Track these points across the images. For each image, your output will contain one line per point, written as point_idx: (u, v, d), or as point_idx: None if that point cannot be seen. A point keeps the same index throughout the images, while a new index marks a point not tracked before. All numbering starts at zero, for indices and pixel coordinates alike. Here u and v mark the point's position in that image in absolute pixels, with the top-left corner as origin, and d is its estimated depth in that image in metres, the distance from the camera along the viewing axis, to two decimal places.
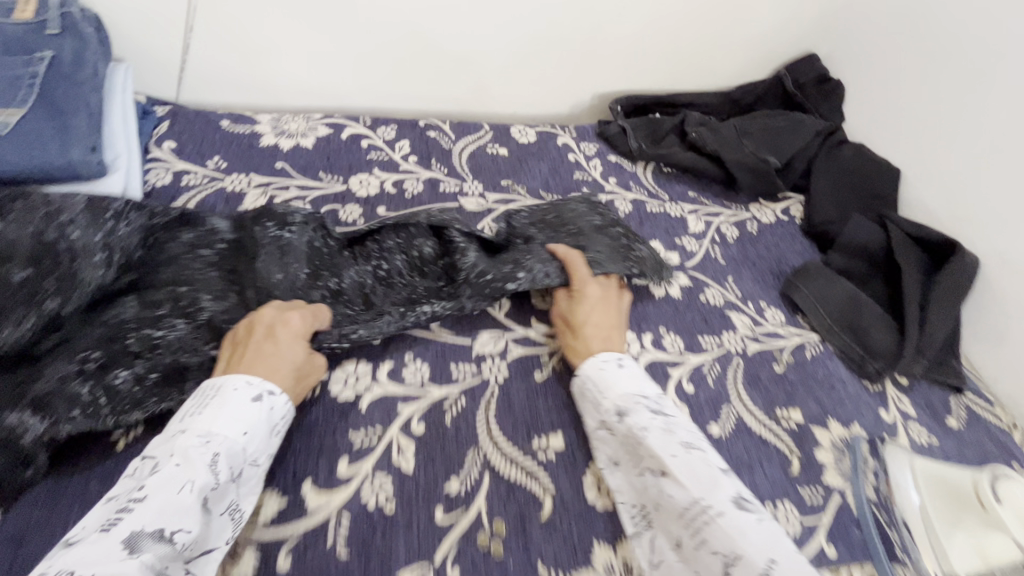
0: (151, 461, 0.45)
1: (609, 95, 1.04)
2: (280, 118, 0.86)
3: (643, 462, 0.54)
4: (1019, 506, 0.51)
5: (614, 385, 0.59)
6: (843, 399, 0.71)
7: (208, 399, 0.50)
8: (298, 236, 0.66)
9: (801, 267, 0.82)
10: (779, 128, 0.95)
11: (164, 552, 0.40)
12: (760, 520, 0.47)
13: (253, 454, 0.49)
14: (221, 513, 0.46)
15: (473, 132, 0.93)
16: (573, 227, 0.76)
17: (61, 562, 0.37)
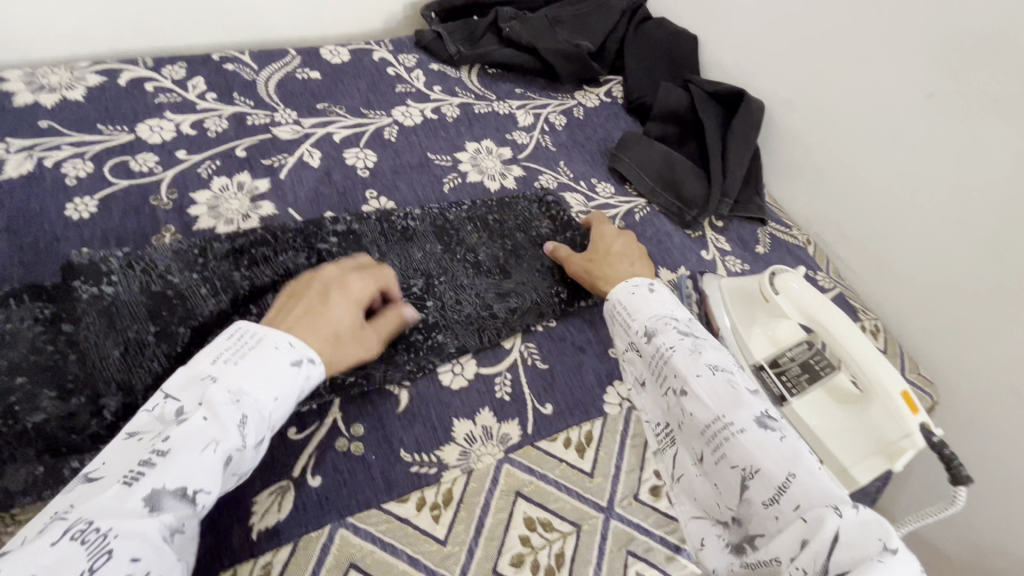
0: (176, 406, 0.40)
1: (421, 2, 1.00)
2: (36, 72, 0.74)
3: (667, 378, 0.53)
4: (791, 293, 0.60)
5: (644, 306, 0.58)
6: (669, 248, 0.78)
7: (246, 347, 0.44)
8: (124, 290, 0.54)
9: (622, 141, 0.88)
10: (588, 12, 0.98)
11: (183, 513, 0.36)
12: (782, 437, 0.44)
13: (276, 421, 0.43)
14: (234, 475, 0.41)
15: (278, 59, 0.86)
16: (507, 241, 0.72)
17: (81, 506, 0.33)
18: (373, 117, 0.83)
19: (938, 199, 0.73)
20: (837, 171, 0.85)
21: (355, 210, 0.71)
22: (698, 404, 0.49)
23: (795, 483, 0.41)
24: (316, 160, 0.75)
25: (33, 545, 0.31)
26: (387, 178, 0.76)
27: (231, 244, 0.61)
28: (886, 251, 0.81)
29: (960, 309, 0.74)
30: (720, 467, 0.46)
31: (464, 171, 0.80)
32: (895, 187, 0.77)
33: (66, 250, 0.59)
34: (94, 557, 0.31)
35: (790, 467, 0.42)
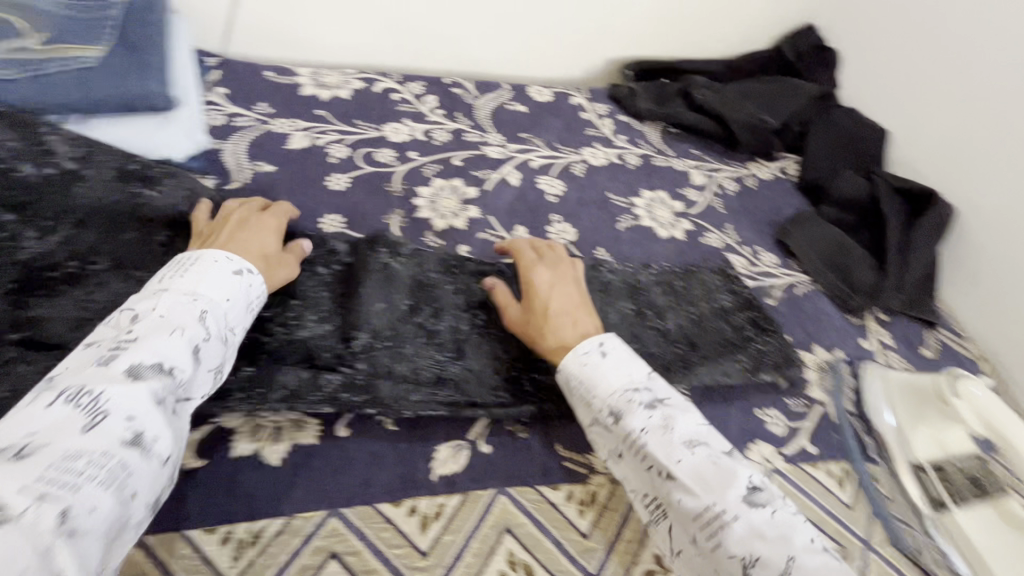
0: (130, 312, 0.47)
1: (620, 60, 1.11)
2: (318, 72, 0.93)
3: (647, 459, 0.51)
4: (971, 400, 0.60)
5: (598, 377, 0.56)
6: (827, 328, 0.79)
7: (186, 264, 0.51)
8: (405, 267, 0.65)
9: (794, 216, 0.91)
10: (778, 93, 1.03)
11: (162, 381, 0.43)
12: (771, 513, 0.47)
13: (232, 320, 0.51)
14: (207, 369, 0.47)
15: (494, 90, 1.00)
16: (697, 311, 0.73)
17: (67, 376, 0.41)
18: (565, 152, 0.93)
19: None
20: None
21: (542, 228, 0.80)
22: (686, 493, 0.49)
23: (794, 567, 0.44)
24: (515, 180, 0.85)
25: (32, 407, 0.38)
26: (571, 207, 0.85)
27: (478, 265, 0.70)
28: None
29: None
30: (714, 555, 0.46)
31: (639, 214, 0.87)
32: None
33: (322, 213, 0.73)
34: (92, 415, 0.39)
35: (790, 550, 0.44)
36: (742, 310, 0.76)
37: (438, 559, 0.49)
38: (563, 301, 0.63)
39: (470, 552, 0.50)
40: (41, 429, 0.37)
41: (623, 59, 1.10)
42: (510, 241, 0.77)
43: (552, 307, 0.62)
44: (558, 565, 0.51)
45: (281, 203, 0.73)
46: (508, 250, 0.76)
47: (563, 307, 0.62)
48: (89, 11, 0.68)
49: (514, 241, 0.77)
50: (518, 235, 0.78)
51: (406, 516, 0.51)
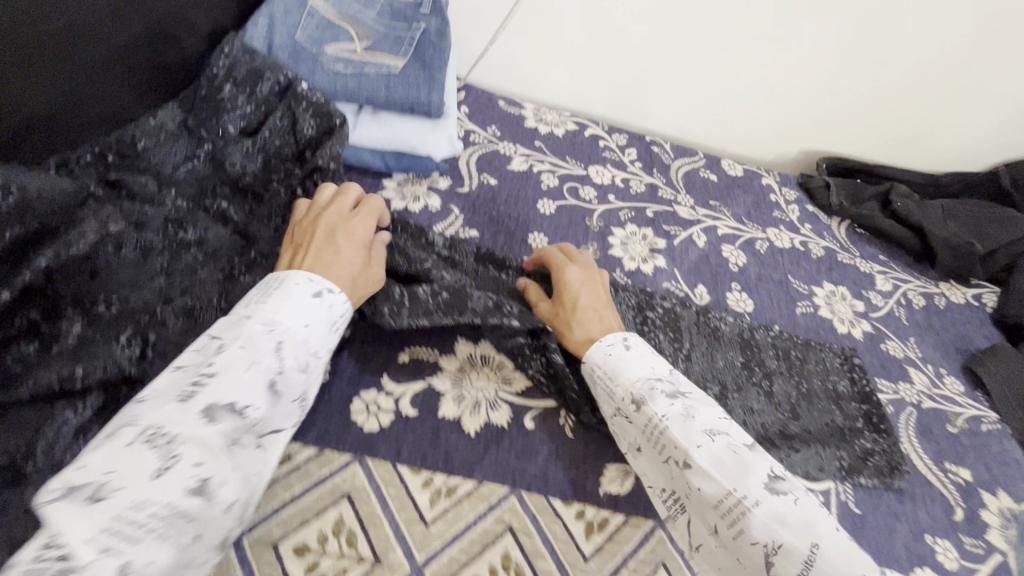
0: (217, 341, 0.49)
1: (815, 152, 1.13)
2: (539, 109, 1.05)
3: (666, 448, 0.53)
4: None
5: (625, 368, 0.58)
6: (1014, 477, 0.73)
7: (272, 289, 0.54)
8: None
9: (990, 349, 0.85)
10: (988, 219, 0.98)
11: (234, 423, 0.45)
12: (794, 500, 0.49)
13: (313, 346, 0.53)
14: (291, 400, 0.50)
15: (689, 155, 1.06)
16: (806, 386, 0.74)
17: (148, 416, 0.43)
18: (752, 228, 0.95)
19: None
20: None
21: (721, 292, 0.83)
22: (706, 479, 0.51)
23: (819, 554, 0.46)
24: (701, 242, 0.89)
25: (113, 446, 0.41)
26: (751, 279, 0.87)
27: (650, 295, 0.77)
28: None
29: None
30: (737, 542, 0.48)
31: (818, 304, 0.86)
32: None
33: (531, 230, 0.82)
34: (164, 460, 0.41)
35: (812, 537, 0.46)
36: (859, 401, 0.74)
37: (599, 567, 0.52)
38: (586, 298, 0.65)
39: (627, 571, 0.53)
40: (118, 470, 0.40)
41: (816, 152, 1.13)
42: (691, 296, 0.80)
43: (580, 300, 0.64)
44: None
45: (500, 213, 0.83)
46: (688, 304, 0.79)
47: (588, 304, 0.64)
48: (399, 31, 0.84)
49: (695, 297, 0.80)
50: (699, 293, 0.81)
51: (574, 518, 0.55)
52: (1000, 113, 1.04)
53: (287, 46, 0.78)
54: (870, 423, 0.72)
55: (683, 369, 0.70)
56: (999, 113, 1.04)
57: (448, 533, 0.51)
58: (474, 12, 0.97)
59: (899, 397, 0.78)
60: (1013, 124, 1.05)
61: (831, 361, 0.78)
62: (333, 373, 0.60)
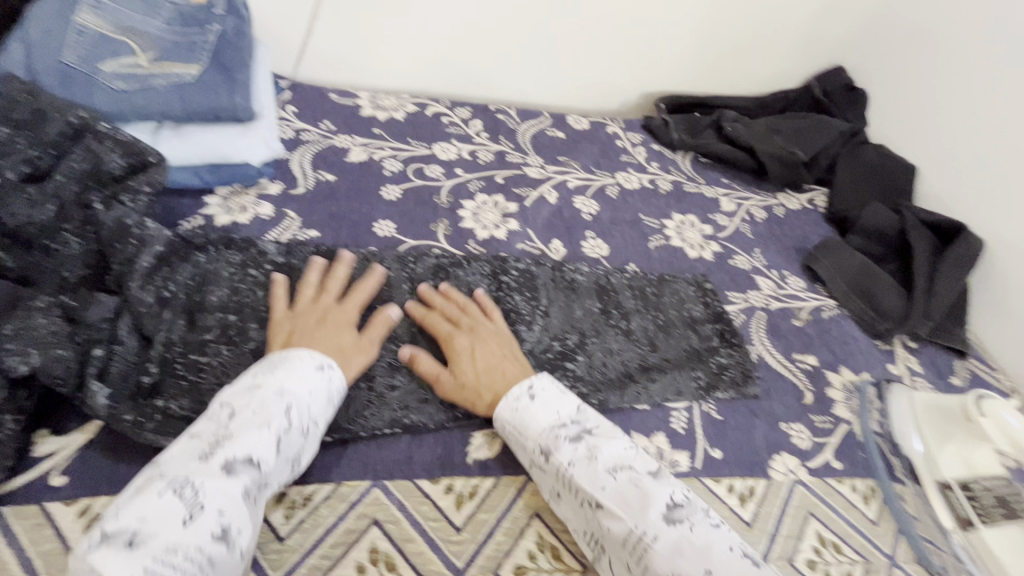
0: (227, 409, 0.49)
1: (654, 95, 1.19)
2: (376, 96, 1.02)
3: (578, 493, 0.52)
4: (999, 420, 0.62)
5: (533, 419, 0.57)
6: (855, 352, 0.80)
7: (277, 363, 0.53)
8: (422, 266, 0.73)
9: (821, 244, 0.94)
10: (807, 128, 1.08)
11: (252, 477, 0.46)
12: (690, 528, 0.49)
13: (318, 412, 0.53)
14: (287, 459, 0.50)
15: (535, 118, 1.08)
16: (663, 317, 0.77)
17: (173, 471, 0.44)
18: (600, 176, 0.99)
19: None
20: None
21: (576, 242, 0.85)
22: (613, 519, 0.50)
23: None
24: (553, 198, 0.91)
25: (144, 497, 0.42)
26: (605, 225, 0.90)
27: (508, 261, 0.78)
28: None
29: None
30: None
31: (669, 235, 0.91)
32: None
33: (376, 218, 0.80)
34: (191, 509, 0.42)
35: (705, 563, 0.47)
36: (713, 321, 0.79)
37: (472, 535, 0.52)
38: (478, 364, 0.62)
39: (501, 532, 0.53)
40: (148, 518, 0.41)
41: (654, 94, 1.19)
42: (547, 252, 0.82)
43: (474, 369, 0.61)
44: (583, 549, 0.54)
45: (341, 208, 0.80)
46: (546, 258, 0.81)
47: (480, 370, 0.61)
48: (190, 36, 0.77)
49: (550, 253, 0.82)
50: (555, 248, 0.83)
51: (443, 493, 0.54)
52: (799, 31, 1.13)
53: (54, 71, 0.69)
54: (722, 337, 0.78)
55: (543, 325, 0.71)
56: (799, 31, 1.13)
57: (306, 544, 0.49)
58: (281, 8, 0.92)
59: (750, 304, 0.84)
60: (813, 39, 1.15)
61: (684, 284, 0.83)
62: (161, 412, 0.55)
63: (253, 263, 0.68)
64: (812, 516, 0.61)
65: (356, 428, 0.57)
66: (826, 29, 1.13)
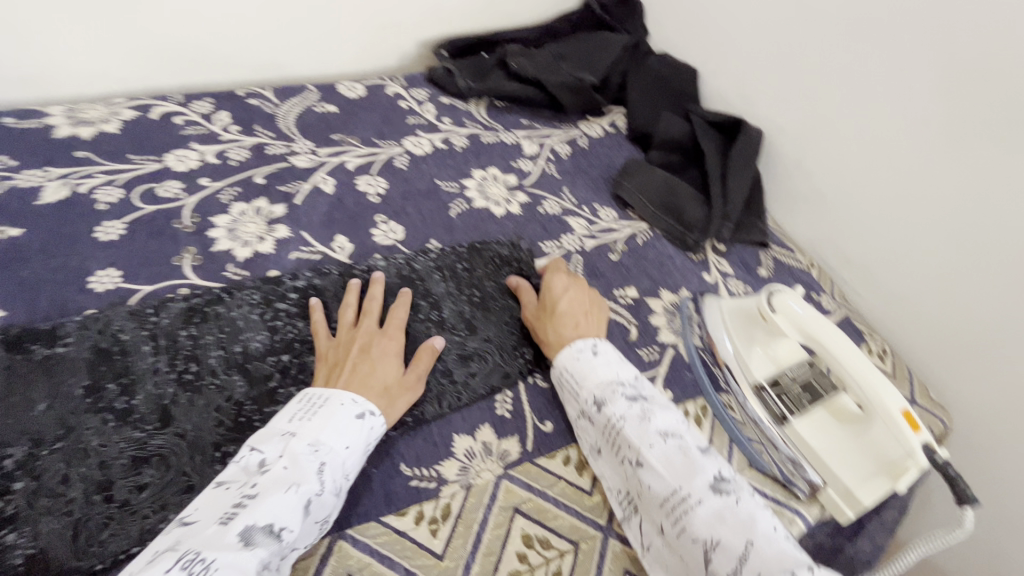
0: (257, 456, 0.47)
1: (433, 41, 1.07)
2: (75, 108, 0.80)
3: (621, 449, 0.54)
4: (788, 313, 0.60)
5: (591, 371, 0.59)
6: (672, 271, 0.80)
7: (316, 407, 0.51)
8: (166, 315, 0.60)
9: (624, 167, 0.91)
10: (591, 49, 1.03)
11: (272, 548, 0.42)
12: (735, 500, 0.49)
13: (349, 468, 0.49)
14: (315, 523, 0.46)
15: (297, 94, 0.92)
16: (477, 293, 0.70)
17: (190, 540, 0.40)
18: (385, 147, 0.87)
19: (928, 286, 0.76)
20: (851, 193, 0.83)
21: (365, 232, 0.75)
22: (654, 477, 0.51)
23: (755, 549, 0.45)
24: (330, 187, 0.79)
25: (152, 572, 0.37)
26: (397, 203, 0.79)
27: (284, 283, 0.66)
28: (904, 297, 0.80)
29: (1003, 330, 0.70)
30: (681, 540, 0.49)
31: (471, 197, 0.83)
32: (902, 254, 0.79)
33: (91, 269, 0.63)
34: None
35: (747, 534, 0.46)
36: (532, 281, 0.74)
37: None
38: (573, 303, 0.66)
39: None
40: None
41: (432, 40, 1.07)
42: (329, 253, 0.71)
43: (562, 307, 0.65)
44: None
45: (36, 270, 0.61)
46: (329, 262, 0.70)
47: (572, 308, 0.65)
48: None
49: (334, 253, 0.71)
50: (339, 246, 0.72)
51: None
52: None
53: None
54: None
55: None
56: None
57: None
58: None
59: (565, 250, 0.79)
60: None
61: (493, 246, 0.77)
62: None
63: None
64: None
65: (89, 562, 0.46)
66: None
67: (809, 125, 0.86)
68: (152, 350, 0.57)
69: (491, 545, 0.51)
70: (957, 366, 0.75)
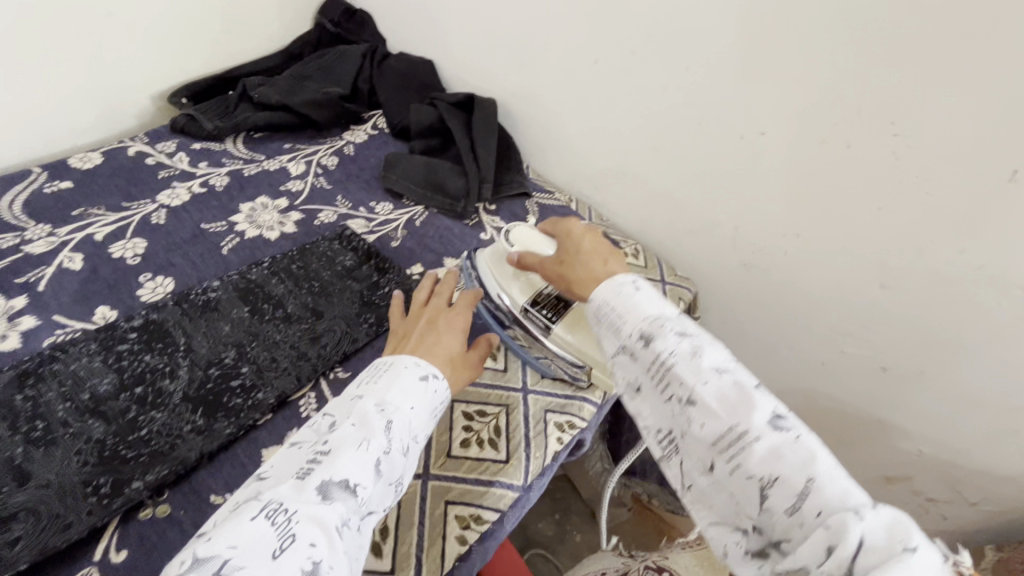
0: (330, 419, 0.50)
1: (170, 90, 1.05)
2: None
3: (670, 385, 0.48)
4: (521, 242, 0.70)
5: (635, 307, 0.51)
6: (451, 240, 0.88)
7: (381, 371, 0.55)
8: None
9: (388, 161, 0.98)
10: (331, 64, 1.08)
11: (349, 501, 0.43)
12: (798, 438, 0.42)
13: (414, 428, 0.51)
14: (387, 482, 0.47)
15: (19, 180, 0.85)
16: (267, 312, 0.72)
17: (268, 493, 0.42)
18: (137, 207, 0.85)
19: (650, 187, 0.92)
20: (575, 130, 0.97)
21: (129, 295, 0.73)
22: (707, 415, 0.45)
23: (816, 489, 0.40)
24: (78, 263, 0.75)
25: (236, 520, 0.40)
26: (161, 258, 0.78)
27: (13, 373, 0.61)
28: (640, 203, 0.96)
29: (701, 203, 0.87)
30: (734, 477, 0.44)
31: (242, 230, 0.84)
32: (625, 171, 0.95)
33: None
34: (282, 537, 0.39)
35: (809, 471, 0.40)
36: (320, 283, 0.77)
37: None
38: (597, 243, 0.62)
39: None
40: (240, 543, 0.38)
41: (168, 90, 1.04)
42: (88, 327, 0.68)
43: (586, 245, 0.61)
44: None
45: None
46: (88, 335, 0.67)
47: (595, 248, 0.61)
48: None
49: (95, 325, 0.68)
50: (100, 317, 0.69)
51: None
52: None
53: None
54: (335, 293, 0.77)
55: (120, 412, 0.60)
56: None
57: None
58: None
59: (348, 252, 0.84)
60: None
61: (269, 264, 0.79)
62: None
63: None
64: (455, 402, 0.67)
65: None
66: None
67: (530, 85, 0.99)
68: None
69: None
70: (689, 243, 0.93)
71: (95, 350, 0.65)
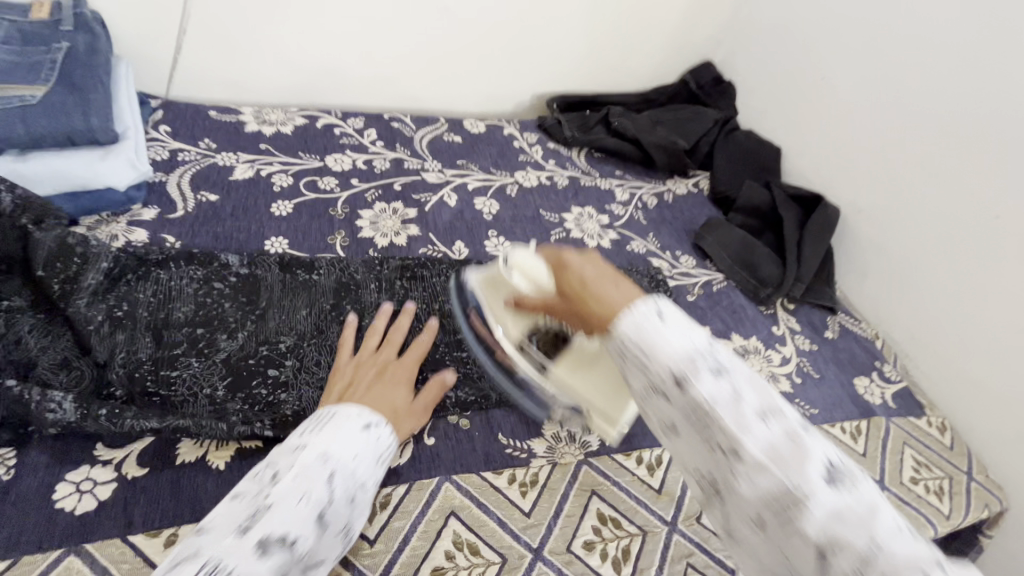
0: (271, 470, 0.44)
1: (547, 95, 1.23)
2: (261, 111, 0.98)
3: (704, 424, 0.34)
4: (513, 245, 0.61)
5: (660, 343, 0.36)
6: (743, 318, 0.88)
7: (323, 421, 0.51)
8: (324, 277, 0.73)
9: (705, 223, 1.01)
10: (685, 119, 1.17)
11: (291, 560, 0.39)
12: (856, 495, 0.30)
13: (361, 478, 0.48)
14: (334, 535, 0.44)
15: (430, 124, 1.08)
16: None
17: (210, 547, 0.36)
18: (499, 176, 1.01)
19: (998, 370, 0.80)
20: (917, 272, 0.90)
21: (480, 243, 0.87)
22: (734, 447, 0.33)
23: (884, 557, 0.28)
24: (453, 201, 0.92)
25: None
26: (507, 224, 0.92)
27: (400, 264, 0.78)
28: (972, 377, 0.83)
29: None
30: (769, 540, 0.32)
31: (568, 228, 0.95)
32: (970, 338, 0.83)
33: (268, 235, 0.77)
34: None
35: (871, 534, 0.29)
36: None
37: (385, 544, 0.52)
38: (601, 266, 0.43)
39: (417, 536, 0.53)
40: None
41: (546, 95, 1.23)
42: (448, 254, 0.83)
43: (587, 273, 0.42)
44: (503, 545, 0.55)
45: (227, 228, 0.76)
46: (447, 260, 0.81)
47: (599, 277, 0.42)
48: (31, 55, 0.70)
49: (453, 255, 0.83)
50: (458, 249, 0.84)
51: None
52: (670, 30, 1.22)
53: None
54: None
55: (456, 330, 0.72)
56: (670, 29, 1.22)
57: None
58: (154, 26, 0.88)
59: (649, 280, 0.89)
60: (684, 35, 1.24)
61: None
62: (26, 472, 0.50)
63: (136, 293, 0.63)
64: None
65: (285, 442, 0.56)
66: (693, 28, 1.23)
67: (883, 208, 0.94)
68: (314, 303, 0.70)
69: (570, 519, 0.58)
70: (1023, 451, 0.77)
71: (451, 271, 0.79)
